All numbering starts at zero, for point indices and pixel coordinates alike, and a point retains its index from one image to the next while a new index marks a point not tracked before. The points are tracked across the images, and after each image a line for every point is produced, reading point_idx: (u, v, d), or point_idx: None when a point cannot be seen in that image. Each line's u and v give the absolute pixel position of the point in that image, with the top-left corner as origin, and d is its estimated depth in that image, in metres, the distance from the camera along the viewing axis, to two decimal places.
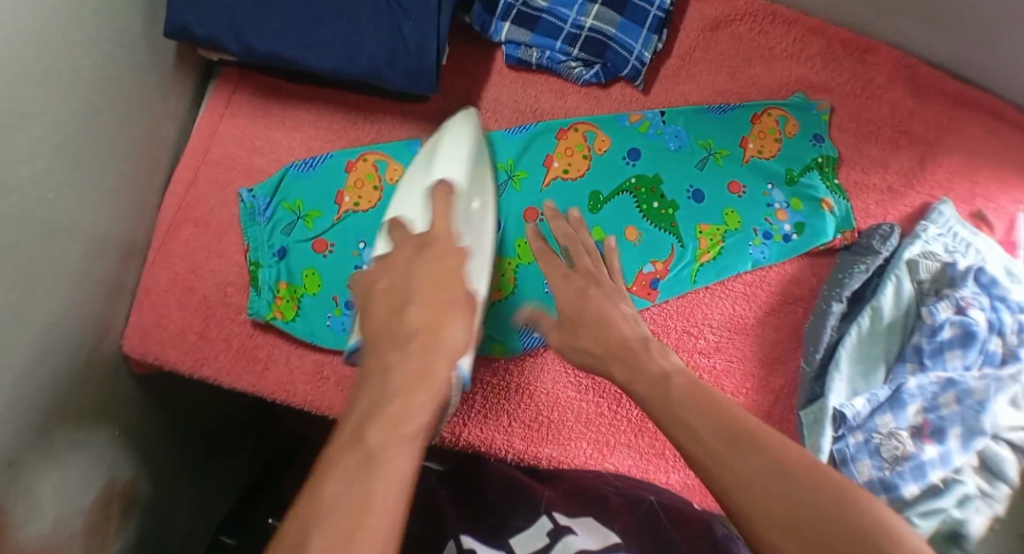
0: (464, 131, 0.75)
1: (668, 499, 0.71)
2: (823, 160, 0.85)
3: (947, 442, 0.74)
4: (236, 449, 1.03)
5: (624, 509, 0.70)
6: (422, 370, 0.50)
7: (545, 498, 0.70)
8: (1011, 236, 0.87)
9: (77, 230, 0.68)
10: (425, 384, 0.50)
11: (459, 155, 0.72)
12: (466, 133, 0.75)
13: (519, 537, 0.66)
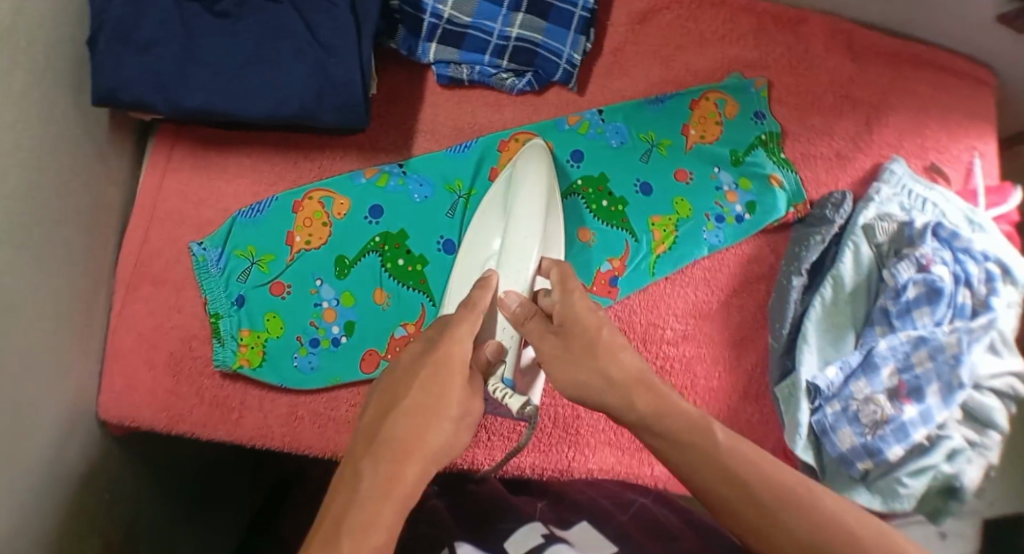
0: (536, 175, 0.73)
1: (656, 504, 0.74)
2: (766, 137, 0.85)
3: (927, 399, 0.76)
4: (228, 496, 1.04)
5: (618, 510, 0.73)
6: (391, 479, 0.53)
7: (538, 511, 0.71)
8: (969, 185, 0.88)
9: (36, 309, 0.68)
10: (393, 491, 0.53)
11: (515, 203, 0.71)
12: (538, 175, 0.73)
13: (511, 540, 0.64)
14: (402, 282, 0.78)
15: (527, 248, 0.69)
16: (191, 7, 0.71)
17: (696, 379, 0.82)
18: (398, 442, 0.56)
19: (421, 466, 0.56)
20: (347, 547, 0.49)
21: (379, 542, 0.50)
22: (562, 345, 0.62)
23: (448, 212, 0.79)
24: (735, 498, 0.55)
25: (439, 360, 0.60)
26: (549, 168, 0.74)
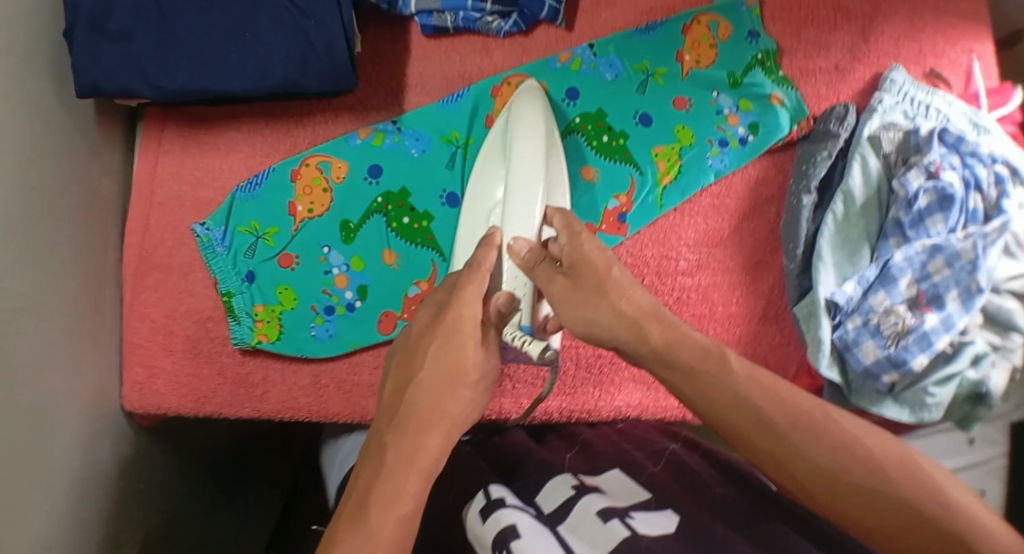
0: (532, 120, 0.70)
1: (689, 448, 0.72)
2: (763, 56, 0.83)
3: (947, 307, 0.76)
4: (259, 473, 1.04)
5: (649, 460, 0.70)
6: (412, 452, 0.55)
7: (567, 462, 0.70)
8: (970, 89, 0.88)
9: (47, 309, 0.67)
10: (414, 464, 0.55)
11: (513, 151, 0.69)
12: (534, 121, 0.70)
13: (544, 495, 0.62)
14: (409, 241, 0.77)
15: (530, 195, 0.66)
16: None
17: (714, 307, 0.82)
18: (420, 413, 0.57)
19: (445, 432, 0.58)
20: (376, 516, 0.52)
21: (407, 511, 0.53)
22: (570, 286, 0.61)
23: (448, 164, 0.78)
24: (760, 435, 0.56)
25: (448, 326, 0.60)
26: (542, 108, 0.72)
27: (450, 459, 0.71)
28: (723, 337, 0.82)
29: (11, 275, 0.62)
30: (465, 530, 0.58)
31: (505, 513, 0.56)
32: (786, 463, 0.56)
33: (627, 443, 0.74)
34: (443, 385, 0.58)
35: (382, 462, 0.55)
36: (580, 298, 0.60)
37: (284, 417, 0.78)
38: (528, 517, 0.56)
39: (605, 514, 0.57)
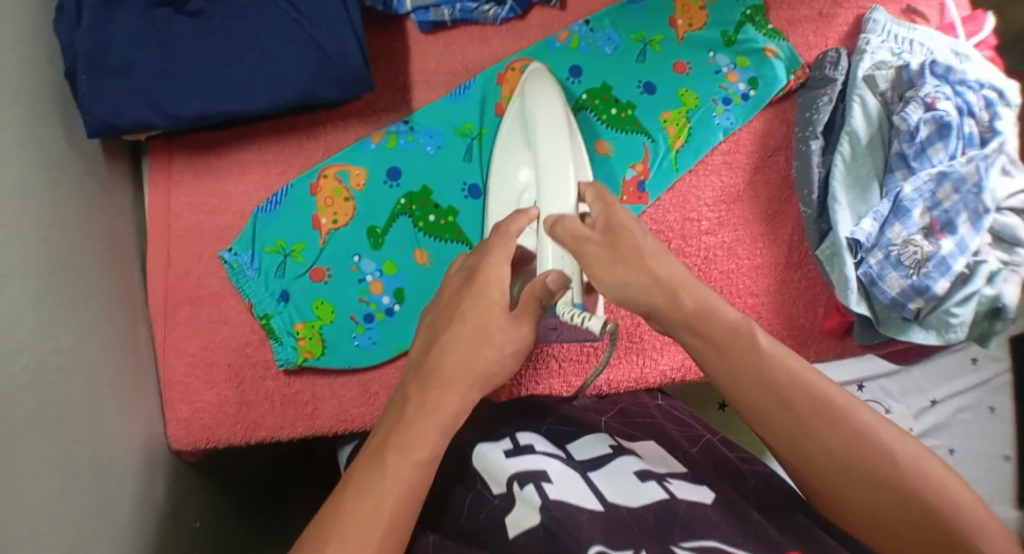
0: (551, 103, 0.71)
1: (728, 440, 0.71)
2: (752, 11, 0.85)
3: (959, 230, 0.79)
4: (286, 498, 1.01)
5: (686, 441, 0.71)
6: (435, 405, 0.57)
7: (603, 425, 0.73)
8: (946, 20, 0.92)
9: (88, 355, 0.66)
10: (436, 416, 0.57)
11: (538, 135, 0.70)
12: (552, 104, 0.71)
13: (578, 444, 0.66)
14: (437, 238, 0.77)
15: (562, 175, 0.67)
16: (162, 13, 0.70)
17: (740, 261, 0.84)
18: (448, 369, 0.59)
19: (467, 392, 0.59)
20: (394, 461, 0.54)
21: (423, 458, 0.55)
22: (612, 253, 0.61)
23: (465, 157, 0.78)
24: (774, 418, 0.55)
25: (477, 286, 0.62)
26: (554, 87, 0.73)
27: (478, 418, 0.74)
28: (754, 290, 0.84)
29: (51, 323, 0.61)
30: (480, 450, 0.65)
31: (533, 457, 0.62)
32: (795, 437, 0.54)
33: (669, 423, 0.75)
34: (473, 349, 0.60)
35: (403, 413, 0.58)
36: (619, 263, 0.60)
37: (340, 430, 0.78)
38: (558, 463, 0.61)
39: (641, 474, 0.60)
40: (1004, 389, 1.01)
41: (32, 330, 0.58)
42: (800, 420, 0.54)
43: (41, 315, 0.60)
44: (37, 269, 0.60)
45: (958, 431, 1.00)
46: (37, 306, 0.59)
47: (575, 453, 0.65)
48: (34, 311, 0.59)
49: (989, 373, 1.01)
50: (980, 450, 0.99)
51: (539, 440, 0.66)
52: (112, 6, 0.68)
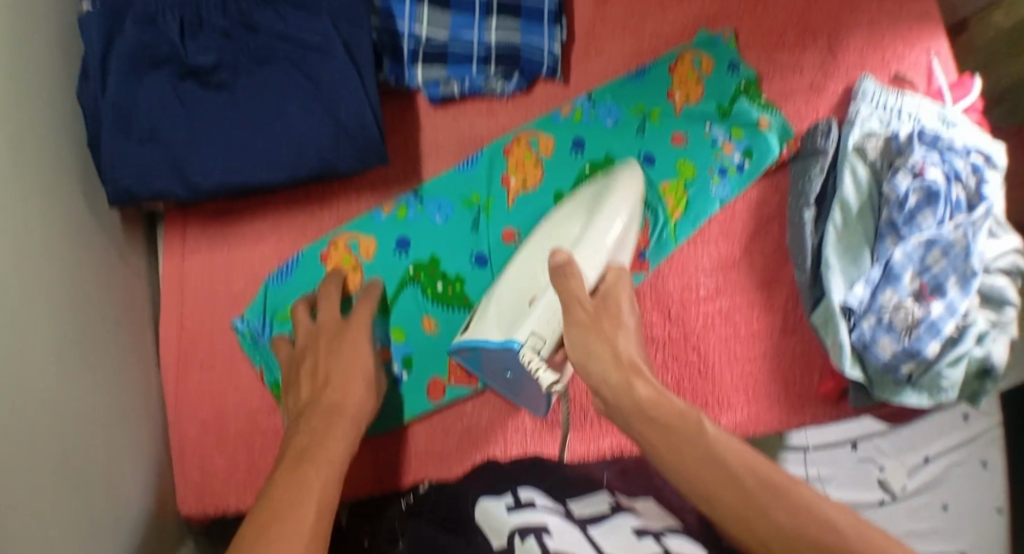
0: (627, 200, 0.76)
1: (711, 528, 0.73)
2: (746, 84, 0.89)
3: (949, 294, 0.81)
4: None
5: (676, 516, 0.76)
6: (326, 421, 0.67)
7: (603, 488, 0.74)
8: (933, 86, 0.94)
9: (100, 419, 0.68)
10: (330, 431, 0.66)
11: (603, 213, 0.75)
12: (628, 197, 0.76)
13: (578, 502, 0.70)
14: (445, 306, 0.80)
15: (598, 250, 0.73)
16: (186, 84, 0.72)
17: (738, 326, 0.87)
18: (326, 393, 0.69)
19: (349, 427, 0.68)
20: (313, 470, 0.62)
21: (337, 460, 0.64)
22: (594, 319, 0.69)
23: (472, 228, 0.81)
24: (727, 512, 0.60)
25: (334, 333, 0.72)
26: (634, 187, 0.77)
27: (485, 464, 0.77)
28: (752, 355, 0.86)
29: (67, 385, 0.63)
30: (483, 504, 0.66)
31: (535, 511, 0.63)
32: (750, 527, 0.58)
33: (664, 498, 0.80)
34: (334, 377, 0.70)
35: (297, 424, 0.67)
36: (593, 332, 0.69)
37: (351, 494, 0.80)
38: (559, 518, 0.63)
39: (639, 532, 0.61)
40: (995, 442, 1.04)
41: (48, 395, 0.60)
42: (756, 510, 0.58)
43: (58, 379, 0.62)
44: (53, 338, 0.62)
45: (953, 483, 1.02)
46: (54, 370, 0.61)
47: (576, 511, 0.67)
48: (51, 375, 0.61)
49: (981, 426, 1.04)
50: (974, 503, 1.02)
51: (540, 497, 0.67)
52: (138, 75, 0.70)
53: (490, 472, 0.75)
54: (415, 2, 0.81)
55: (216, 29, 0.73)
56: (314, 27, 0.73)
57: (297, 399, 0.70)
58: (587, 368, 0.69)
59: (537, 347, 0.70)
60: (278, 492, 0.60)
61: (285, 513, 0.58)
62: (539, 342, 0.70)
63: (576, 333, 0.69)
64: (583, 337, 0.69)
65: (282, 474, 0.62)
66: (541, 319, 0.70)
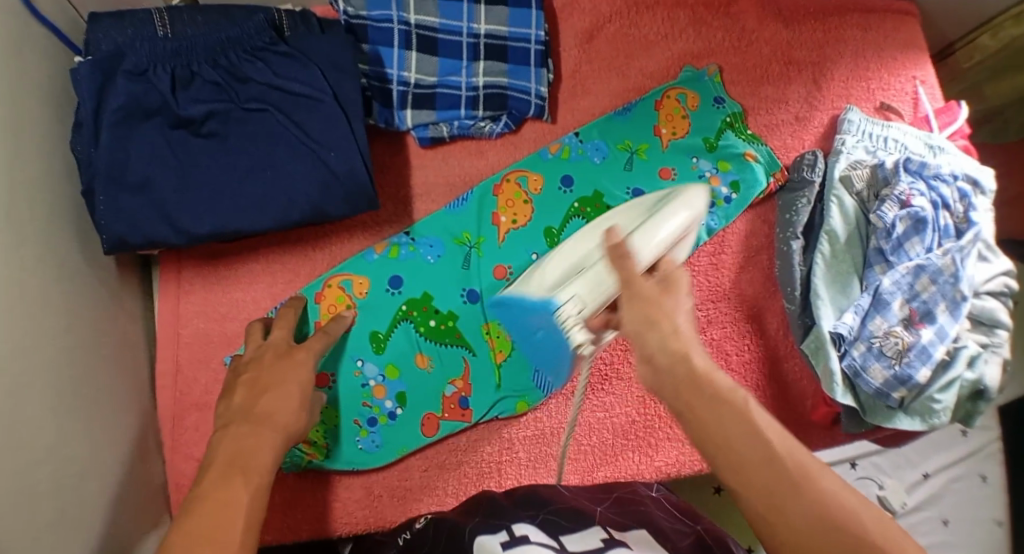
0: (687, 203, 0.70)
1: (715, 528, 0.69)
2: (731, 119, 0.90)
3: (938, 319, 0.81)
4: None
5: (677, 534, 0.67)
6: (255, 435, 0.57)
7: (598, 515, 0.69)
8: (920, 113, 0.95)
9: (98, 461, 0.68)
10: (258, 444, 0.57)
11: (666, 209, 0.69)
12: (692, 203, 0.70)
13: (572, 536, 0.63)
14: (437, 342, 0.80)
15: (649, 242, 0.66)
16: (177, 133, 0.73)
17: (729, 357, 0.88)
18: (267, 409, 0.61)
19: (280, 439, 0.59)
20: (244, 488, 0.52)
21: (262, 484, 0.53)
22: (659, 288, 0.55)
23: (463, 265, 0.83)
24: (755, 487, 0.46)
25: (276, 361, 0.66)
26: (698, 202, 0.71)
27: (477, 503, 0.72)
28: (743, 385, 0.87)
29: (64, 429, 0.64)
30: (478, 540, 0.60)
31: (530, 545, 0.58)
32: (783, 514, 0.45)
33: (660, 512, 0.72)
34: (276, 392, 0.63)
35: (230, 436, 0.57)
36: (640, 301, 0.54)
37: (347, 531, 0.79)
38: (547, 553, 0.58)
39: None
40: (994, 457, 1.04)
41: (44, 442, 0.61)
42: (790, 493, 0.45)
43: (55, 425, 0.63)
44: (48, 386, 0.63)
45: (952, 499, 1.01)
46: (52, 416, 0.63)
47: (570, 544, 0.61)
48: (48, 421, 0.62)
49: (981, 441, 1.04)
50: (974, 518, 1.01)
51: (532, 531, 0.62)
52: (130, 125, 0.71)
53: (488, 507, 0.70)
54: (404, 47, 0.84)
55: (208, 80, 0.74)
56: (304, 78, 0.75)
57: (237, 401, 0.61)
58: (642, 339, 0.53)
59: (575, 313, 0.63)
60: (201, 507, 0.49)
61: (213, 533, 0.47)
62: (580, 306, 0.63)
63: (634, 303, 0.54)
64: (630, 307, 0.55)
65: (208, 485, 0.51)
66: (588, 284, 0.64)
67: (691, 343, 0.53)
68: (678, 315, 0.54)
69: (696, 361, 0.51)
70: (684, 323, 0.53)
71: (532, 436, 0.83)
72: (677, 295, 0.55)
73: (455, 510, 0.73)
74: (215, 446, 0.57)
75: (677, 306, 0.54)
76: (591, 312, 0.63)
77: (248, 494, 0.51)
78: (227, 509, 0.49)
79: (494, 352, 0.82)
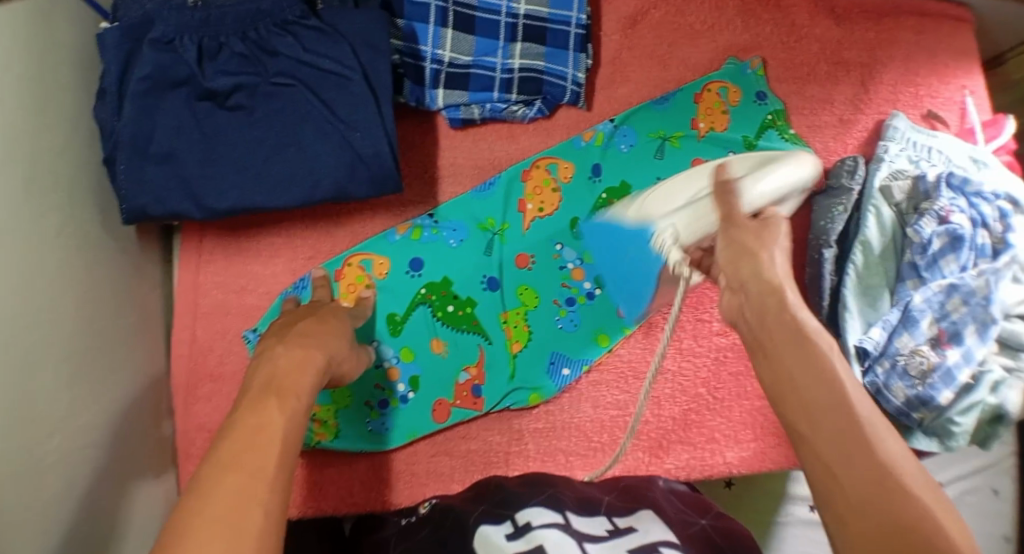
0: (803, 162, 0.74)
1: (721, 521, 0.67)
2: (774, 116, 0.86)
3: (966, 341, 0.78)
4: None
5: (681, 523, 0.67)
6: (297, 364, 0.58)
7: (605, 504, 0.68)
8: (966, 124, 0.92)
9: (109, 424, 0.69)
10: (301, 374, 0.57)
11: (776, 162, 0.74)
12: (802, 168, 0.74)
13: (581, 519, 0.63)
14: (455, 327, 0.81)
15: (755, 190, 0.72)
16: (203, 105, 0.72)
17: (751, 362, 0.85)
18: (289, 359, 0.58)
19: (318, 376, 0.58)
20: (277, 408, 0.52)
21: (301, 406, 0.53)
22: (755, 230, 0.64)
23: (486, 250, 0.82)
24: (827, 430, 0.47)
25: (319, 317, 0.67)
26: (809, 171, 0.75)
27: (486, 484, 0.72)
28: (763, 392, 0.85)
29: (81, 400, 0.65)
30: (483, 532, 0.60)
31: (533, 533, 0.58)
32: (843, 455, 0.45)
33: (666, 503, 0.71)
34: (308, 337, 0.62)
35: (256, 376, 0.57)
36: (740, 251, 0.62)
37: (350, 511, 0.79)
38: (561, 534, 0.58)
39: None
40: (1008, 472, 0.99)
41: (60, 406, 0.61)
42: (861, 447, 0.45)
43: (71, 390, 0.64)
44: (64, 349, 0.64)
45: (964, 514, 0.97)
46: (69, 378, 0.64)
47: (577, 523, 0.62)
48: (62, 389, 0.62)
49: (996, 455, 0.99)
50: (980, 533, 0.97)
51: (537, 514, 0.61)
52: (157, 96, 0.70)
53: (497, 495, 0.68)
54: (440, 23, 0.81)
55: (236, 52, 0.72)
56: (334, 54, 0.73)
57: (268, 353, 0.60)
58: (733, 268, 0.62)
59: (672, 237, 0.70)
60: (240, 432, 0.48)
61: (244, 456, 0.46)
62: (676, 235, 0.70)
63: (728, 234, 0.64)
64: (732, 239, 0.64)
65: (245, 408, 0.51)
66: (688, 218, 0.71)
67: (784, 278, 0.59)
68: (772, 250, 0.61)
69: (786, 295, 0.57)
70: (776, 261, 0.60)
71: (541, 428, 0.82)
72: (774, 235, 0.63)
73: (461, 496, 0.72)
74: (255, 369, 0.58)
75: (769, 250, 0.61)
76: (688, 239, 0.70)
77: (285, 418, 0.51)
78: (267, 437, 0.48)
79: (511, 341, 0.82)
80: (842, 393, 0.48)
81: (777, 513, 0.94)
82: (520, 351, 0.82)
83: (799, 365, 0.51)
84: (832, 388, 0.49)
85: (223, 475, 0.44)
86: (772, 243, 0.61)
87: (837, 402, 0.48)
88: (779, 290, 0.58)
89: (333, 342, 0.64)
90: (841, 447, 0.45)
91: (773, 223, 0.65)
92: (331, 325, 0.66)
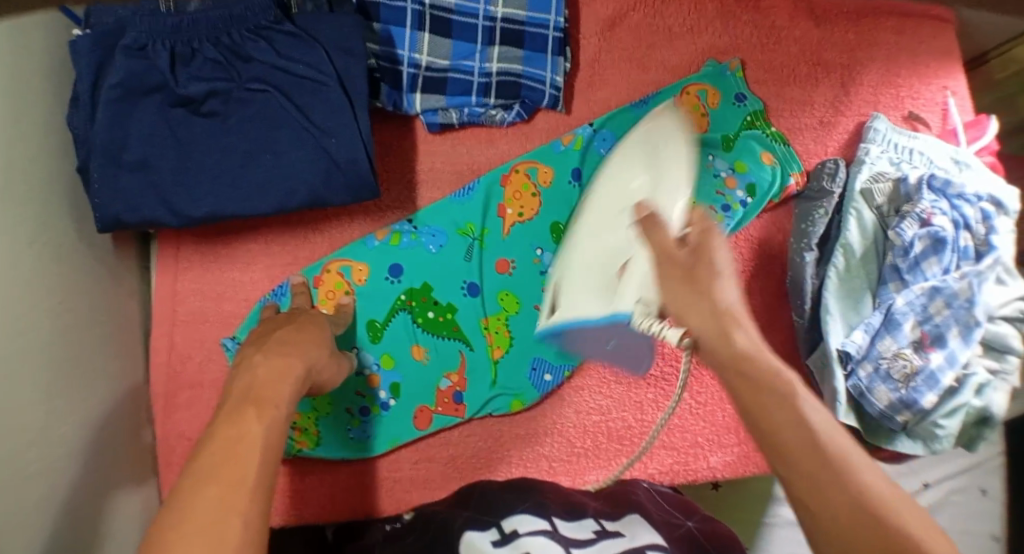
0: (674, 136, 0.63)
1: (708, 523, 0.67)
2: (752, 117, 0.88)
3: (950, 344, 0.78)
4: None
5: (669, 526, 0.66)
6: (275, 373, 0.57)
7: (592, 509, 0.67)
8: (947, 125, 0.92)
9: (88, 434, 0.68)
10: (279, 382, 0.56)
11: (663, 155, 0.62)
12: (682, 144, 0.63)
13: (567, 524, 0.62)
14: (435, 334, 0.80)
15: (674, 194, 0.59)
16: (176, 112, 0.72)
17: None
18: (266, 368, 0.58)
19: (296, 385, 0.58)
20: (252, 417, 0.51)
21: (276, 415, 0.53)
22: (688, 265, 0.53)
23: (466, 255, 0.82)
24: (796, 450, 0.45)
25: (299, 324, 0.67)
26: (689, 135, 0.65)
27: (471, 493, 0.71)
28: None
29: (59, 410, 0.64)
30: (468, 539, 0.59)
31: (519, 541, 0.57)
32: (813, 484, 0.43)
33: (653, 506, 0.71)
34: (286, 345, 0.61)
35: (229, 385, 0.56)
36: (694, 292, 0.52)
37: (333, 518, 0.79)
38: (547, 542, 0.57)
39: None
40: (995, 471, 0.99)
41: (37, 417, 0.61)
42: (831, 471, 0.44)
43: (49, 400, 0.63)
44: (42, 358, 0.63)
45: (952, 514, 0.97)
46: (47, 388, 0.63)
47: (563, 528, 0.61)
48: (39, 399, 0.62)
49: (983, 455, 0.98)
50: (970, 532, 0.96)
51: (524, 521, 0.61)
52: (129, 103, 0.70)
53: (482, 503, 0.67)
54: (417, 27, 0.81)
55: (209, 58, 0.72)
56: (309, 60, 0.73)
57: (245, 362, 0.59)
58: (689, 324, 0.52)
59: (647, 313, 0.56)
60: (214, 443, 0.48)
61: (217, 466, 0.45)
62: (647, 306, 0.56)
63: (671, 289, 0.53)
64: (671, 291, 0.53)
65: (220, 419, 0.50)
66: (639, 283, 0.57)
67: (736, 313, 0.52)
68: (721, 280, 0.52)
69: (737, 341, 0.50)
70: (729, 293, 0.52)
71: (524, 434, 0.82)
72: (710, 265, 0.52)
73: (444, 503, 0.72)
74: (234, 377, 0.58)
75: (717, 281, 0.52)
76: (658, 305, 0.56)
77: (262, 427, 0.50)
78: (241, 446, 0.48)
79: (491, 347, 0.81)
80: (796, 410, 0.47)
81: (765, 514, 0.93)
82: (501, 358, 0.81)
83: (748, 383, 0.49)
84: (788, 406, 0.47)
85: (195, 488, 0.43)
86: (717, 279, 0.52)
87: (795, 421, 0.46)
88: (726, 329, 0.51)
89: (313, 350, 0.64)
90: (807, 477, 0.44)
91: (707, 245, 0.53)
92: (311, 332, 0.66)
